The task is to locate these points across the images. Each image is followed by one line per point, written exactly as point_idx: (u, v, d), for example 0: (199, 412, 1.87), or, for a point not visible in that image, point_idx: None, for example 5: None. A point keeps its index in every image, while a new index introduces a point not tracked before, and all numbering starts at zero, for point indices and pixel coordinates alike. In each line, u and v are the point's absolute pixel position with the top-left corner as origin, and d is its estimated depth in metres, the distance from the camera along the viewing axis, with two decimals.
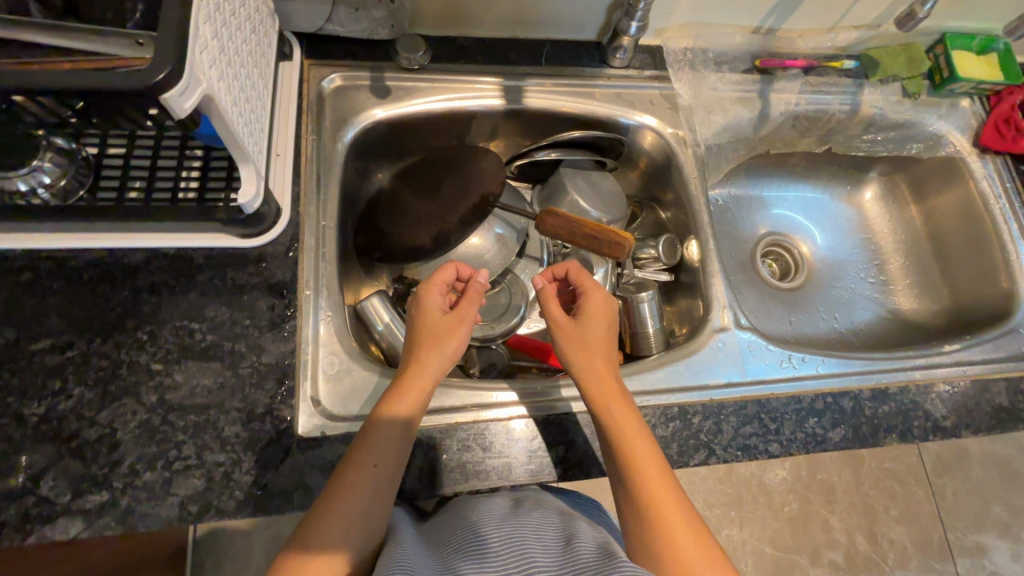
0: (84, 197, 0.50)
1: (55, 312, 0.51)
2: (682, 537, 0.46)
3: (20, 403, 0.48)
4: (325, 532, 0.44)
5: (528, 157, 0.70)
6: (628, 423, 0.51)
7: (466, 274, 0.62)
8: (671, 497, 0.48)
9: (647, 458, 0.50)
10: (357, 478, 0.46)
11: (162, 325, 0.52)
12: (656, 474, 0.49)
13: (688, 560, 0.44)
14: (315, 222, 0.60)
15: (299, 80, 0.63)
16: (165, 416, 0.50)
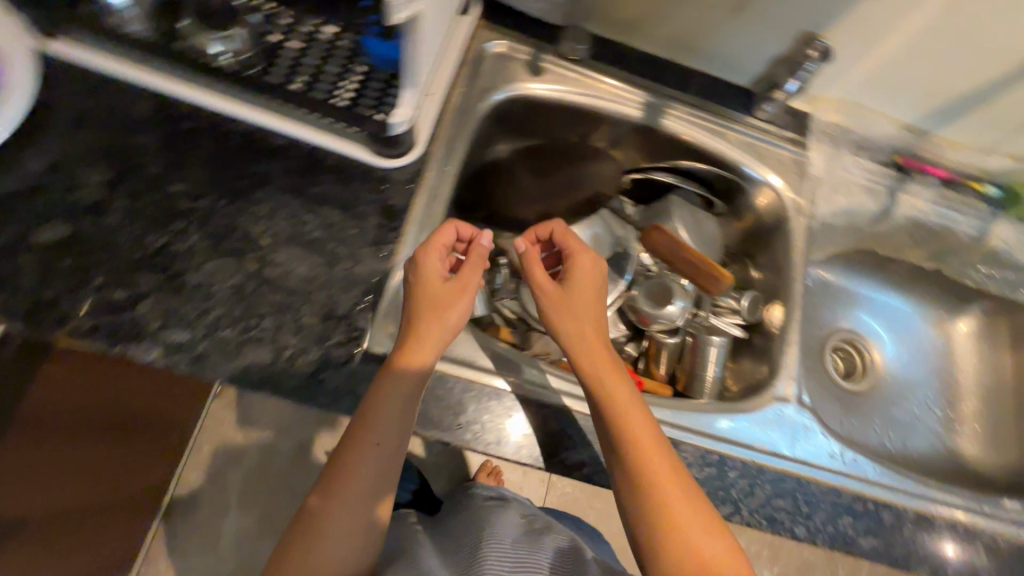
0: (255, 73, 0.53)
1: (197, 162, 0.56)
2: (683, 515, 0.46)
3: (145, 231, 0.52)
4: (339, 504, 0.47)
5: (645, 173, 0.74)
6: (629, 429, 0.50)
7: (466, 235, 0.60)
8: (688, 512, 0.47)
9: (660, 469, 0.48)
10: (358, 454, 0.48)
11: (280, 206, 0.56)
12: (651, 447, 0.49)
13: (699, 543, 0.45)
14: (439, 166, 0.62)
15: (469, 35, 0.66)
16: (257, 286, 0.53)
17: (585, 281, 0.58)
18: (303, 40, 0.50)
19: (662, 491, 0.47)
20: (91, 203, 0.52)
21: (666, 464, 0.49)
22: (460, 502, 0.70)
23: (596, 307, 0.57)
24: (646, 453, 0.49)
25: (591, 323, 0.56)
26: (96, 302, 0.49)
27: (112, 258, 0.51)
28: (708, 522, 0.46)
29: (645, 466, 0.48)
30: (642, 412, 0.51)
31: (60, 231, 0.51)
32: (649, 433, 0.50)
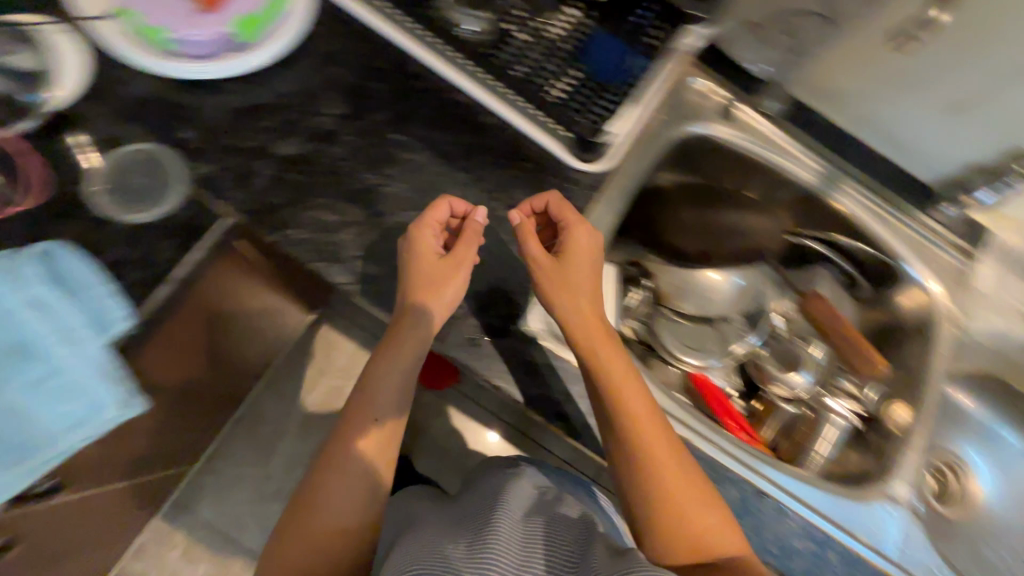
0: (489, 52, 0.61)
1: (417, 120, 0.60)
2: (679, 492, 0.50)
3: (364, 168, 0.57)
4: (337, 469, 0.51)
5: (798, 239, 0.74)
6: (635, 429, 0.51)
7: (461, 211, 0.56)
8: (692, 501, 0.50)
9: (664, 463, 0.51)
10: (359, 422, 0.53)
11: (478, 178, 0.60)
12: (649, 427, 0.51)
13: (699, 523, 0.49)
14: (622, 182, 0.64)
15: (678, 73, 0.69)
16: (443, 245, 0.57)
17: (581, 255, 0.56)
18: (535, 36, 0.63)
19: (670, 486, 0.50)
20: (327, 132, 0.58)
21: (668, 456, 0.51)
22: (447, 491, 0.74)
23: (592, 284, 0.55)
24: (653, 453, 0.51)
25: (591, 304, 0.55)
26: (312, 219, 0.55)
27: (333, 185, 0.56)
28: (712, 508, 0.50)
29: (651, 465, 0.50)
30: (642, 406, 0.52)
31: (297, 149, 0.57)
32: (654, 427, 0.52)
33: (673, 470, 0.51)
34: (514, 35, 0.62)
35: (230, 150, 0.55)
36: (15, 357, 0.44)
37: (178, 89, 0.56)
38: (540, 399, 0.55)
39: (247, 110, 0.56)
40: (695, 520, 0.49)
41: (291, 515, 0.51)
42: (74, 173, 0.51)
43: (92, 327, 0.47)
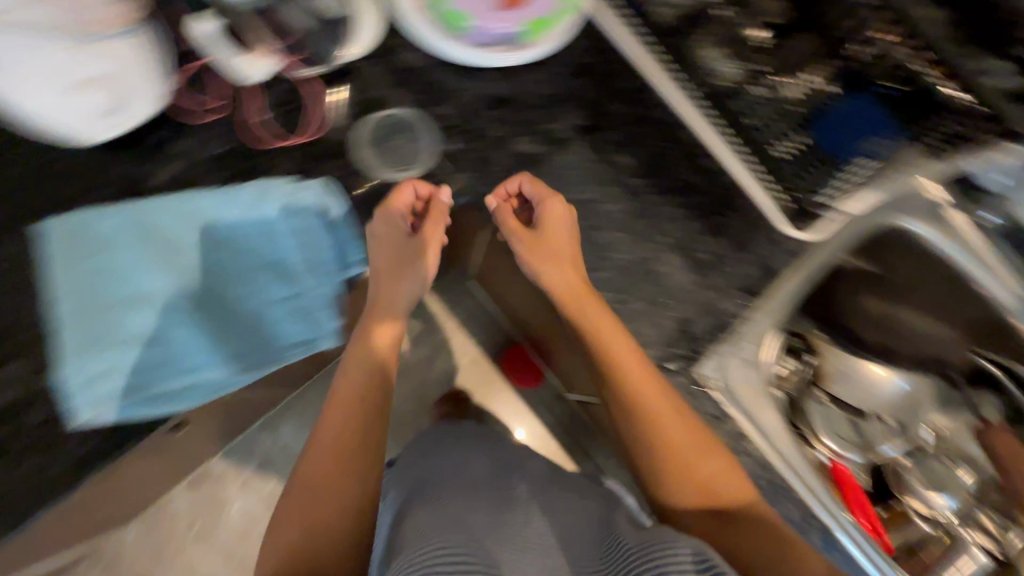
0: (728, 96, 0.61)
1: (643, 149, 0.62)
2: (687, 450, 0.55)
3: (584, 181, 0.60)
4: (327, 452, 0.57)
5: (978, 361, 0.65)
6: (631, 392, 0.55)
7: (426, 192, 0.58)
8: (688, 458, 0.55)
9: (664, 419, 0.55)
10: (344, 403, 0.59)
11: (687, 218, 0.61)
12: (661, 414, 0.55)
13: (718, 481, 0.54)
14: (817, 260, 0.63)
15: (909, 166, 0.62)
16: (645, 272, 0.59)
17: (560, 226, 0.57)
18: (774, 89, 0.60)
19: (669, 447, 0.55)
20: (560, 139, 0.61)
21: (670, 411, 0.56)
22: (444, 453, 0.84)
23: (570, 251, 0.58)
24: (651, 418, 0.55)
25: (574, 267, 0.58)
26: (530, 216, 0.58)
27: (556, 190, 0.60)
28: (711, 458, 0.55)
29: (650, 430, 0.56)
30: (633, 365, 0.56)
31: (531, 149, 0.60)
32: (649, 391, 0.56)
33: (667, 427, 0.55)
34: (753, 87, 0.61)
35: (474, 135, 0.59)
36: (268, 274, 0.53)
37: (443, 68, 0.60)
38: None
39: (496, 103, 0.61)
40: (697, 479, 0.54)
41: (293, 494, 0.56)
42: (347, 121, 0.57)
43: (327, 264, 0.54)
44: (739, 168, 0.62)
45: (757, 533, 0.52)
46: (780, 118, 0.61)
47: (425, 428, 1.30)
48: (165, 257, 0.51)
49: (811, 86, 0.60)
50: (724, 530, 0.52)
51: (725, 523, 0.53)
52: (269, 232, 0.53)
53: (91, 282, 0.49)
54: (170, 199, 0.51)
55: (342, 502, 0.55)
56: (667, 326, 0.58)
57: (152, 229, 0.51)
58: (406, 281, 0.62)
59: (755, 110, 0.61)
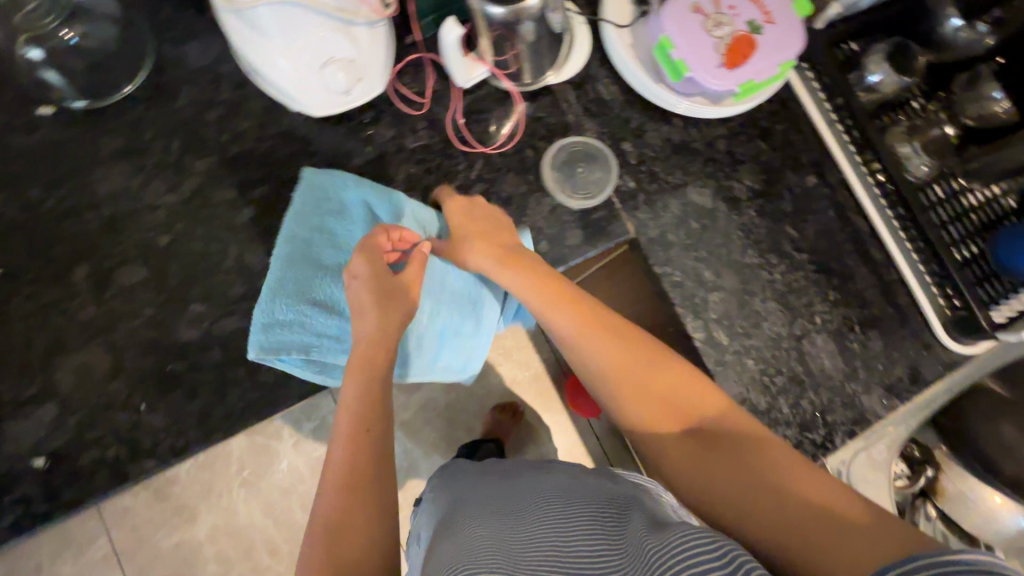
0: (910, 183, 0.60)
1: (812, 224, 0.62)
2: (639, 374, 0.48)
3: (750, 246, 0.60)
4: (343, 495, 0.45)
5: None
6: (586, 344, 0.50)
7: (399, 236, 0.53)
8: (648, 381, 0.48)
9: (617, 361, 0.49)
10: (352, 435, 0.48)
11: (845, 303, 0.60)
12: (619, 348, 0.50)
13: (688, 398, 0.47)
14: (963, 372, 0.62)
15: None
16: (793, 347, 0.58)
17: (462, 218, 0.54)
18: (954, 194, 0.60)
19: (638, 376, 0.48)
20: (734, 197, 0.61)
21: (617, 340, 0.50)
22: (465, 481, 0.72)
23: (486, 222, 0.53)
24: (606, 364, 0.50)
25: (498, 241, 0.53)
26: (692, 268, 0.58)
27: (721, 247, 0.59)
28: (668, 368, 0.48)
29: (618, 369, 0.49)
30: (578, 302, 0.51)
31: (705, 201, 0.60)
32: (603, 323, 0.51)
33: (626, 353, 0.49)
34: (935, 187, 0.61)
35: (653, 176, 0.60)
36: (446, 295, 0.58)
37: (636, 105, 0.61)
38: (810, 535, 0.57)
39: (680, 150, 0.61)
40: (655, 391, 0.48)
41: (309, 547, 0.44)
42: (537, 139, 0.58)
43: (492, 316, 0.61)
44: (900, 261, 0.61)
45: (762, 461, 0.42)
46: (955, 219, 0.60)
47: (474, 430, 1.30)
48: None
49: (984, 197, 0.60)
50: (708, 454, 0.44)
51: (715, 452, 0.44)
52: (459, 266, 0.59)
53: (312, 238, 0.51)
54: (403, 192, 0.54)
55: (364, 520, 0.45)
56: (805, 410, 0.57)
57: (383, 218, 0.54)
58: (399, 307, 0.52)
59: (935, 205, 0.60)
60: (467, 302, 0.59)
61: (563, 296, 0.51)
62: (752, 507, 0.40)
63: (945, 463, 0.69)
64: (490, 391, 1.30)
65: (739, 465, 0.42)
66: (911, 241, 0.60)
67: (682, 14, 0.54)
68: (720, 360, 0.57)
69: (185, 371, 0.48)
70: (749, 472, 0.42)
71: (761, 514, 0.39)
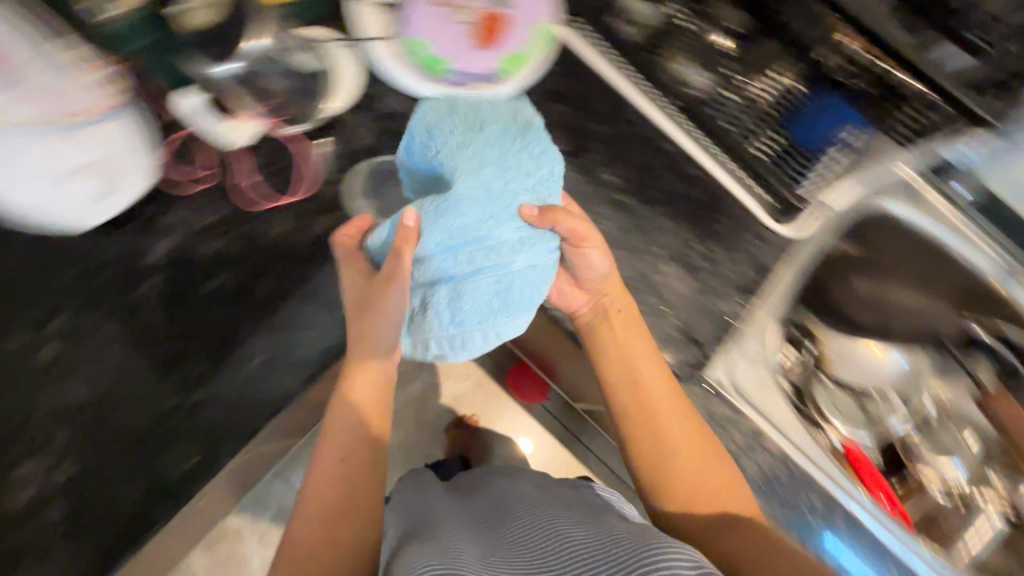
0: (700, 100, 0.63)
1: (626, 165, 0.64)
2: (681, 447, 0.55)
3: (579, 205, 0.62)
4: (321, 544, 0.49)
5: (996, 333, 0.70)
6: (653, 405, 0.56)
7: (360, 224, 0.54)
8: (660, 423, 0.56)
9: (670, 422, 0.56)
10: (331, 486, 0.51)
11: (679, 226, 0.63)
12: (678, 429, 0.56)
13: (724, 487, 0.54)
14: (812, 246, 0.66)
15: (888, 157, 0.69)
16: (644, 285, 0.61)
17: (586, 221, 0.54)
18: (741, 94, 0.64)
19: (663, 430, 0.56)
20: None
21: (679, 425, 0.56)
22: (437, 496, 0.74)
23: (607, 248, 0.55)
24: (664, 430, 0.56)
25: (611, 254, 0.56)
26: None
27: None
28: (720, 469, 0.55)
29: (639, 405, 0.57)
30: (642, 345, 0.57)
31: None
32: (659, 378, 0.56)
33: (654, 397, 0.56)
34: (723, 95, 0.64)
35: None
36: (488, 262, 0.46)
37: None
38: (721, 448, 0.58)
39: None
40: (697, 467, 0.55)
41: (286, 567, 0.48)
42: (338, 174, 0.58)
43: (511, 326, 0.48)
44: (718, 170, 0.64)
45: (758, 535, 0.51)
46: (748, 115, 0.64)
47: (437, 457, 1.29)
48: (502, 157, 0.47)
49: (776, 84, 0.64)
50: (723, 532, 0.52)
51: (739, 529, 0.52)
52: (514, 265, 0.47)
53: (480, 107, 0.51)
54: (557, 161, 0.49)
55: (333, 544, 0.49)
56: (673, 338, 0.60)
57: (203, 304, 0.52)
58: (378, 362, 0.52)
59: (727, 110, 0.64)
60: (494, 284, 0.46)
61: (625, 315, 0.57)
62: (738, 553, 0.50)
63: (822, 334, 0.73)
64: (439, 413, 1.29)
65: (732, 535, 0.52)
66: (718, 150, 0.64)
67: (428, 16, 0.57)
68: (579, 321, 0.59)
69: (34, 537, 0.45)
70: (752, 545, 0.51)
71: (747, 557, 0.50)
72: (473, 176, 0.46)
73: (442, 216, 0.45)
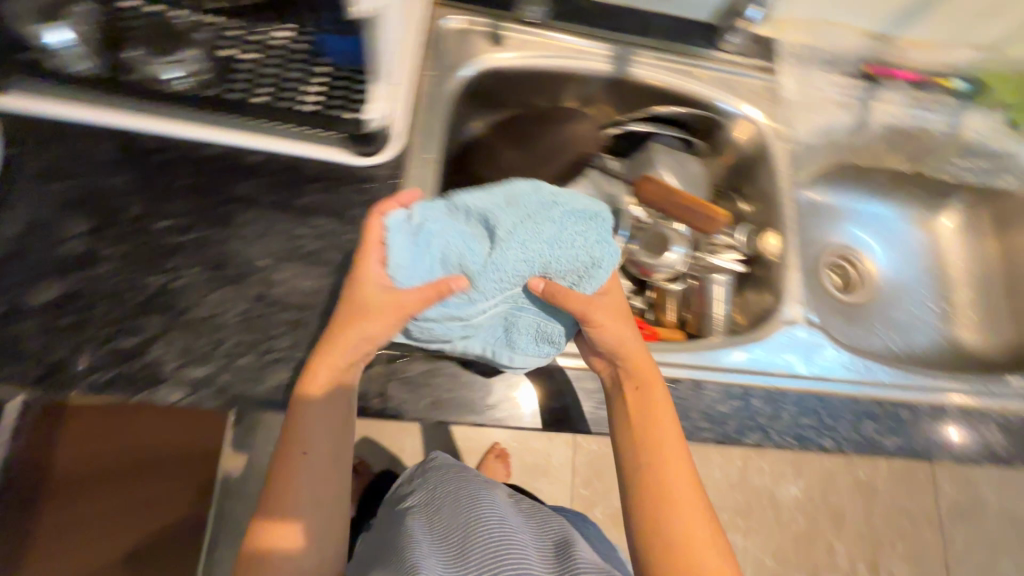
0: (213, 91, 0.53)
1: (180, 197, 0.55)
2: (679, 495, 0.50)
3: (144, 275, 0.52)
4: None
5: (622, 127, 0.74)
6: (656, 449, 0.52)
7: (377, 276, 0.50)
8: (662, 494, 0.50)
9: (671, 466, 0.51)
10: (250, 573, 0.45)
11: (272, 225, 0.55)
12: (682, 484, 0.51)
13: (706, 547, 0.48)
14: (421, 155, 0.62)
15: (427, 17, 0.66)
16: (266, 308, 0.53)
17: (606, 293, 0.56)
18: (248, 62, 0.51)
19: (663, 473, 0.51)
20: (80, 257, 0.51)
21: (687, 487, 0.51)
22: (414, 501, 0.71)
23: (619, 308, 0.55)
24: (668, 475, 0.51)
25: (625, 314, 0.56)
26: (106, 356, 0.49)
27: (117, 311, 0.50)
28: (706, 522, 0.50)
29: (655, 455, 0.52)
30: (663, 408, 0.54)
31: (55, 293, 0.50)
32: (670, 433, 0.53)
33: (663, 428, 0.52)
34: (232, 71, 0.52)
35: None
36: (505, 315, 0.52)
37: None
38: (435, 406, 0.54)
39: None
40: (690, 516, 0.50)
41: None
42: None
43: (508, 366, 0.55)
44: (283, 142, 0.57)
45: None
46: (273, 77, 0.52)
47: None
48: (559, 239, 0.50)
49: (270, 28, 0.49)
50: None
51: None
52: (523, 321, 0.53)
53: (555, 194, 0.51)
54: (612, 246, 0.53)
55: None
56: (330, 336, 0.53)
57: None
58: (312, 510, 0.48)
59: (249, 83, 0.52)
60: (498, 335, 0.53)
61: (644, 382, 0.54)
62: None
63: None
64: None
65: None
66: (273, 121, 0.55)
67: None
68: (215, 393, 0.50)
69: None
70: None
71: None
72: (516, 251, 0.49)
73: (485, 274, 0.49)
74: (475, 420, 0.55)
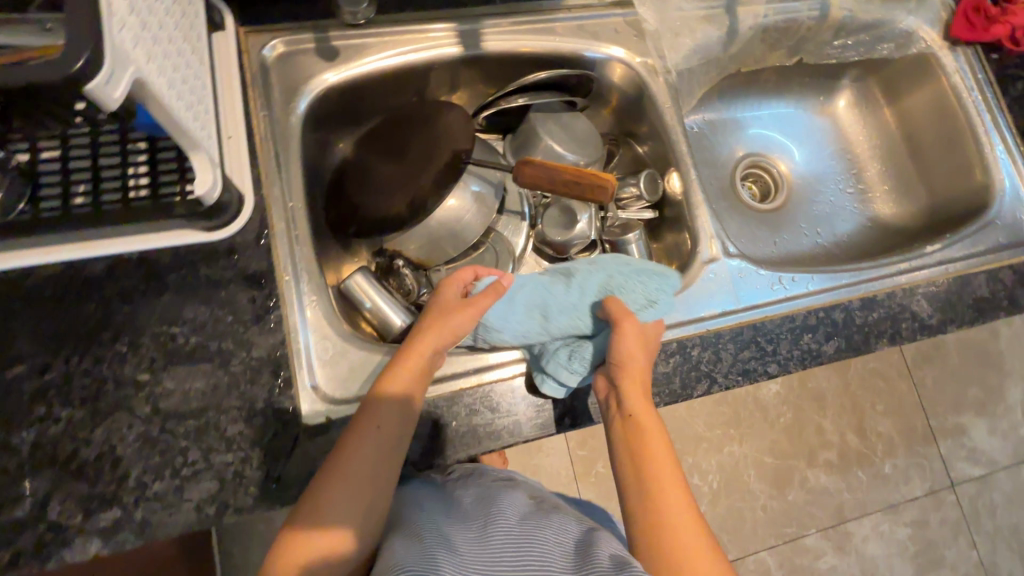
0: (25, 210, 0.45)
1: (26, 335, 0.49)
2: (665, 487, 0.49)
3: (12, 435, 0.46)
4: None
5: (497, 106, 0.66)
6: (647, 449, 0.51)
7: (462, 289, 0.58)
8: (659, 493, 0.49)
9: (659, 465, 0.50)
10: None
11: (140, 333, 0.50)
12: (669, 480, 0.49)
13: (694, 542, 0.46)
14: (283, 204, 0.57)
15: (237, 51, 0.59)
16: (162, 424, 0.48)
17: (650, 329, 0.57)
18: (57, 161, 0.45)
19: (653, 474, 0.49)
20: None
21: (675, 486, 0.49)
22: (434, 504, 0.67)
23: (652, 339, 0.56)
24: (657, 474, 0.50)
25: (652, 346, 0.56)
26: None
27: None
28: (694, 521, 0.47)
29: (644, 454, 0.51)
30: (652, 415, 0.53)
31: None
32: (660, 440, 0.52)
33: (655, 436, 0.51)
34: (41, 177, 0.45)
35: None
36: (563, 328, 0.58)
37: None
38: None
39: None
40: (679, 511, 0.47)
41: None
42: None
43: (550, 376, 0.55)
44: (125, 239, 0.51)
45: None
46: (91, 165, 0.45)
47: None
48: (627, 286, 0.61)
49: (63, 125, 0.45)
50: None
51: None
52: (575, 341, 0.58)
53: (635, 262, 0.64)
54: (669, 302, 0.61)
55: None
56: (241, 431, 0.49)
57: None
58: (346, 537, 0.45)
59: (65, 182, 0.45)
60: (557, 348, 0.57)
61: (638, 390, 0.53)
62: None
63: (396, 245, 0.64)
64: None
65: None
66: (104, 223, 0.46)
67: None
68: (133, 533, 0.46)
69: None
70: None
71: None
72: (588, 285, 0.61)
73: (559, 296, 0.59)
74: (421, 463, 0.53)
